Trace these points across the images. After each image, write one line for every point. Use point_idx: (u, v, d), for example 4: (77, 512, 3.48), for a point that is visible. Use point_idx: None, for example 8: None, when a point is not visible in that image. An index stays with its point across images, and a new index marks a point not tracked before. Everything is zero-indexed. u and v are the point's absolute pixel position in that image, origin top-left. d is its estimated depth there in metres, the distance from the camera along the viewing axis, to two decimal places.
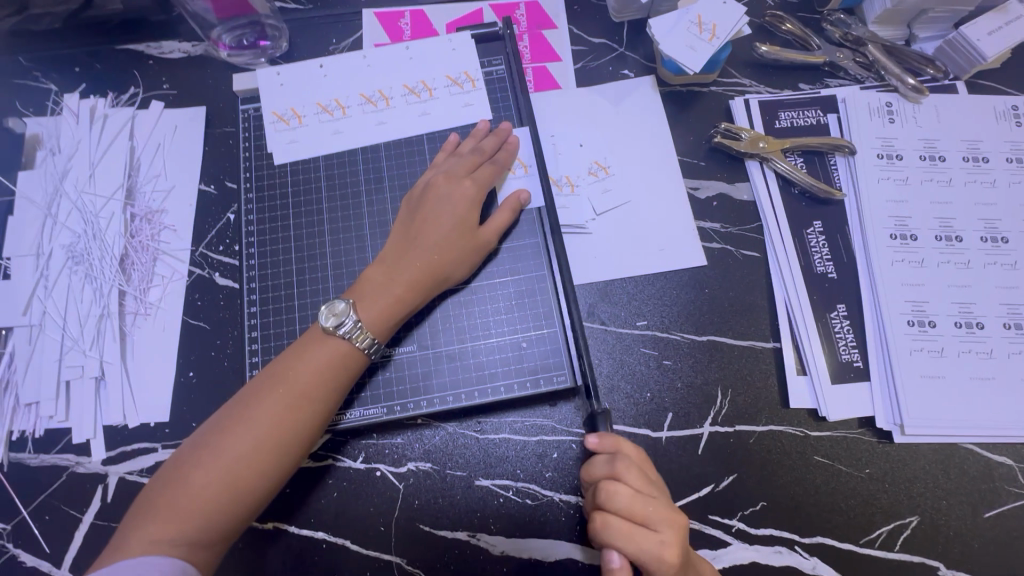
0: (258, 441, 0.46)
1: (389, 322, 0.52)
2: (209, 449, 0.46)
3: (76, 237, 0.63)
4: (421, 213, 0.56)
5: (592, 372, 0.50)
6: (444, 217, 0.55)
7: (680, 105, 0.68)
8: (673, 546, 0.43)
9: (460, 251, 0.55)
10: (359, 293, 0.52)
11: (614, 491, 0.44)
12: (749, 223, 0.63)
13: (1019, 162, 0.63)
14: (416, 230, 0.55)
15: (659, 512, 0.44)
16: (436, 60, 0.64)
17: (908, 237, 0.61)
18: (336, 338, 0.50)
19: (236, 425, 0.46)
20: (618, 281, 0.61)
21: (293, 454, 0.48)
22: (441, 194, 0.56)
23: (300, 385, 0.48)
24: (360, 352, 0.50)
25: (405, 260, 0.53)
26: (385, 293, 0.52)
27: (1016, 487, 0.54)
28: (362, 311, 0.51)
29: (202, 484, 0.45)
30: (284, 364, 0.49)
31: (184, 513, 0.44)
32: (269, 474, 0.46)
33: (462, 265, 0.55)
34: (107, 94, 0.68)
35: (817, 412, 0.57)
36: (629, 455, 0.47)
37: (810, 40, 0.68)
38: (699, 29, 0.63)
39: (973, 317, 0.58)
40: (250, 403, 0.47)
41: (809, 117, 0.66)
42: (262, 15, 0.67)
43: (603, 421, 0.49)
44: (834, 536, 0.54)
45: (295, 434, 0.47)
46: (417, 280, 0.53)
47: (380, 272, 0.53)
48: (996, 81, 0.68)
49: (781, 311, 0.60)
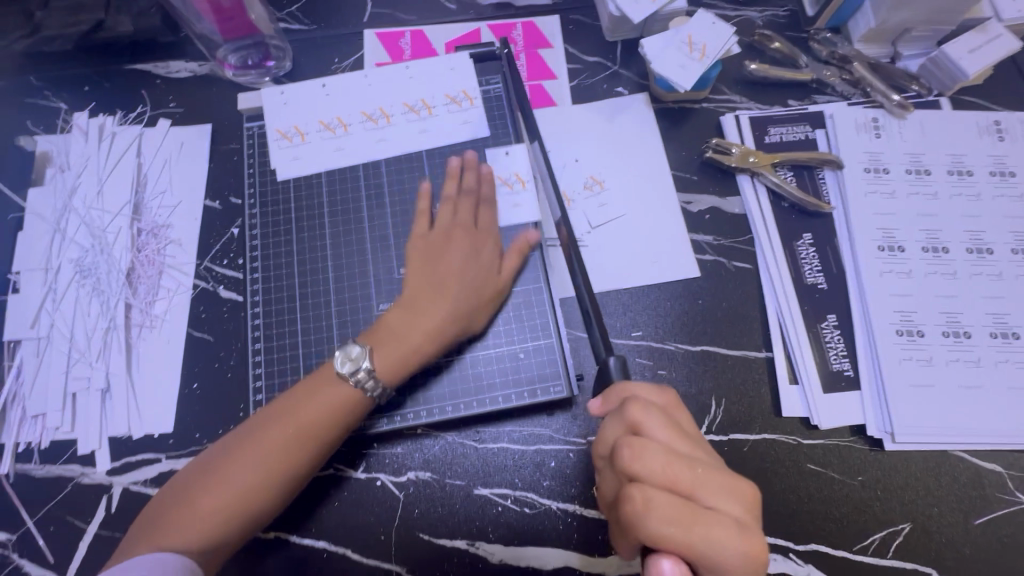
0: (266, 464, 0.48)
1: (404, 369, 0.53)
2: (221, 467, 0.48)
3: (84, 251, 0.64)
4: (434, 264, 0.56)
5: (603, 334, 0.48)
6: (460, 268, 0.56)
7: (672, 121, 0.70)
8: (738, 521, 0.34)
9: (479, 300, 0.56)
10: (376, 342, 0.53)
11: (643, 448, 0.36)
12: (741, 235, 0.65)
13: (1002, 175, 0.65)
14: (433, 280, 0.56)
15: (708, 475, 0.35)
16: (436, 80, 0.66)
17: (896, 249, 0.62)
18: (345, 381, 0.51)
19: (248, 448, 0.48)
20: (613, 292, 0.63)
21: (300, 479, 0.49)
22: (452, 243, 0.57)
23: (311, 416, 0.49)
24: (367, 397, 0.51)
25: (419, 309, 0.54)
26: (402, 341, 0.53)
27: (1006, 494, 0.55)
28: (378, 357, 0.52)
29: (213, 501, 0.47)
30: (298, 395, 0.51)
31: (193, 524, 0.46)
32: (275, 496, 0.48)
33: (479, 313, 0.56)
34: (116, 113, 0.70)
35: (809, 420, 0.58)
36: (646, 401, 0.40)
37: (797, 58, 0.71)
38: (689, 49, 0.65)
39: (961, 326, 0.59)
40: (262, 426, 0.49)
41: (797, 133, 0.68)
42: (267, 36, 0.70)
43: (617, 361, 0.46)
44: (828, 543, 0.54)
45: (302, 462, 0.49)
46: (432, 330, 0.54)
47: (398, 317, 0.54)
48: (979, 97, 0.70)
49: (773, 321, 0.61)
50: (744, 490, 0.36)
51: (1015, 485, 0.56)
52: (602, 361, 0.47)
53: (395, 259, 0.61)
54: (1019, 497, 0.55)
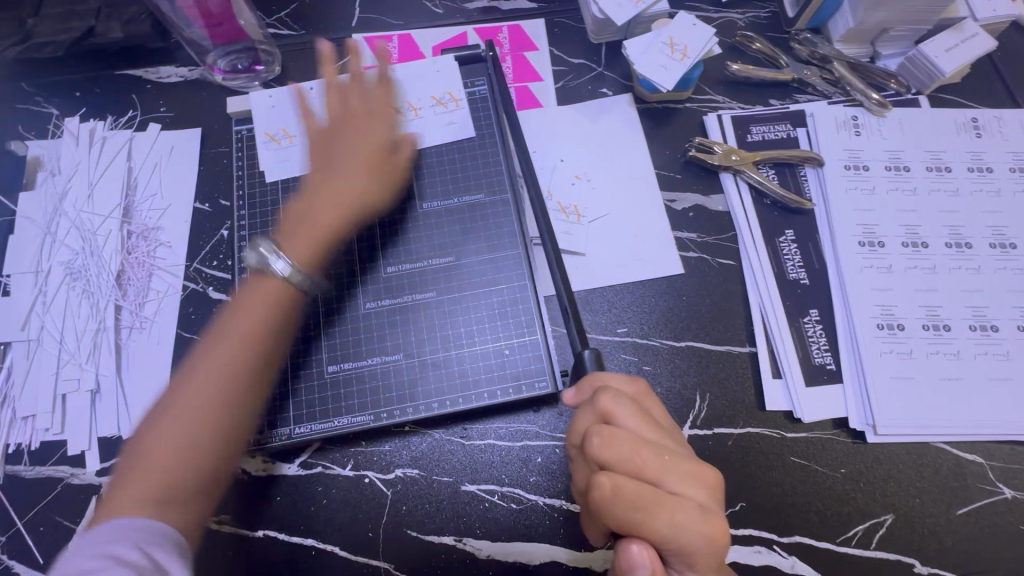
0: (218, 382, 0.47)
1: (316, 250, 0.54)
2: (168, 406, 0.46)
3: (74, 254, 0.65)
4: (331, 143, 0.60)
5: (579, 329, 0.52)
6: (359, 141, 0.60)
7: (656, 121, 0.71)
8: (700, 505, 0.38)
9: (375, 181, 0.59)
10: (290, 231, 0.55)
11: (613, 437, 0.39)
12: (724, 233, 0.66)
13: (980, 171, 0.66)
14: (324, 168, 0.59)
15: (674, 463, 0.38)
16: (421, 82, 0.67)
17: (876, 244, 0.63)
18: (276, 276, 0.51)
19: (195, 376, 0.47)
20: (598, 290, 0.64)
21: (256, 392, 0.49)
22: (357, 123, 0.61)
23: (252, 316, 0.49)
24: (297, 289, 0.52)
25: (335, 181, 0.58)
26: (310, 223, 0.55)
27: (987, 484, 0.56)
28: (288, 245, 0.54)
29: (167, 439, 0.45)
30: (234, 306, 0.50)
31: (154, 471, 0.44)
32: (236, 418, 0.47)
33: (382, 194, 0.60)
34: (106, 117, 0.71)
35: (792, 414, 0.58)
36: (618, 392, 0.42)
37: (778, 58, 0.72)
38: (671, 50, 0.66)
39: (940, 320, 0.60)
40: (205, 353, 0.48)
41: (779, 131, 0.69)
42: (255, 41, 0.71)
43: (591, 356, 0.48)
44: (812, 535, 0.55)
45: (258, 357, 0.49)
46: (341, 208, 0.57)
47: (302, 207, 0.56)
48: (957, 95, 0.71)
49: (756, 317, 0.62)
50: (707, 476, 0.39)
51: (996, 476, 0.56)
52: (577, 355, 0.50)
53: (382, 258, 0.62)
54: (1000, 487, 0.56)
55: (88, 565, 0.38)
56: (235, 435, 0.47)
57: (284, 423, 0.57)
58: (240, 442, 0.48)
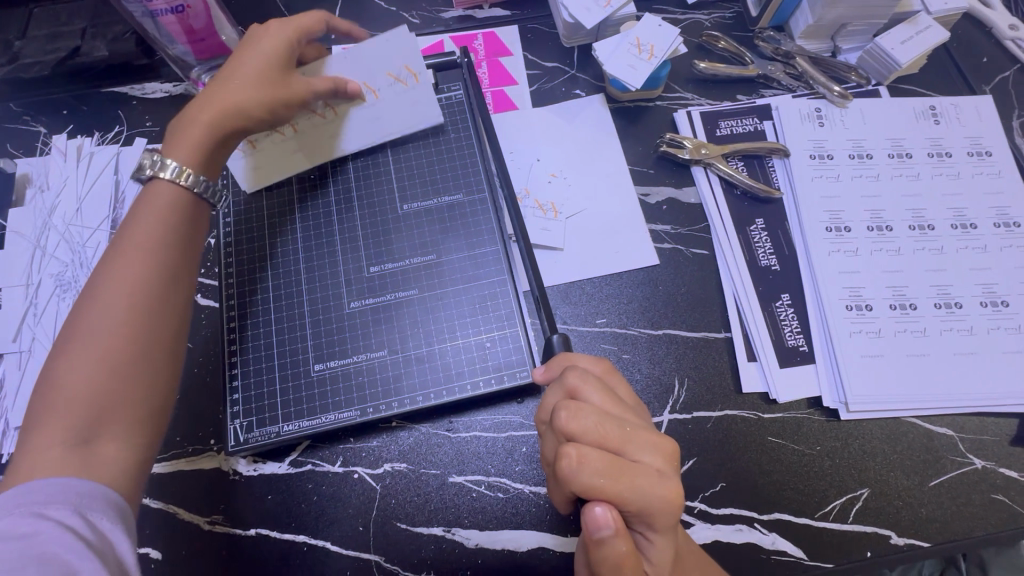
0: (115, 305, 0.47)
1: (195, 150, 0.54)
2: (68, 341, 0.46)
3: (64, 266, 0.66)
4: (229, 65, 0.57)
5: (550, 315, 0.55)
6: (247, 61, 0.57)
7: (628, 119, 0.73)
8: (659, 471, 0.41)
9: (260, 88, 0.56)
10: (175, 136, 0.55)
11: (581, 411, 0.41)
12: (697, 224, 0.68)
13: (940, 156, 0.69)
14: (219, 75, 0.57)
15: (637, 433, 0.41)
16: (373, 57, 0.63)
17: (842, 229, 0.66)
18: (166, 182, 0.53)
19: (90, 304, 0.47)
20: (577, 282, 0.65)
21: (160, 307, 0.48)
22: (247, 44, 0.58)
23: (141, 240, 0.50)
24: (185, 189, 0.53)
25: (215, 93, 0.56)
26: (189, 126, 0.55)
27: (957, 456, 0.58)
28: (169, 148, 0.54)
29: (75, 371, 0.44)
30: (122, 237, 0.50)
31: (69, 405, 0.43)
32: (141, 340, 0.47)
33: (258, 99, 0.56)
34: (93, 134, 0.73)
35: (768, 395, 0.60)
36: (585, 371, 0.45)
37: (743, 55, 0.75)
38: (638, 50, 0.69)
39: (907, 299, 0.62)
40: (97, 283, 0.48)
41: (746, 125, 0.72)
42: None
43: (558, 339, 0.53)
44: (791, 512, 0.56)
45: (149, 279, 0.48)
46: (213, 113, 0.55)
47: (184, 114, 0.56)
48: (915, 85, 0.74)
49: (730, 303, 0.64)
50: (666, 445, 0.42)
51: (966, 447, 0.58)
52: (546, 338, 0.54)
53: (365, 258, 0.63)
54: (970, 458, 0.58)
55: (22, 526, 0.38)
56: (152, 359, 0.47)
57: (274, 424, 0.58)
58: (162, 368, 0.48)
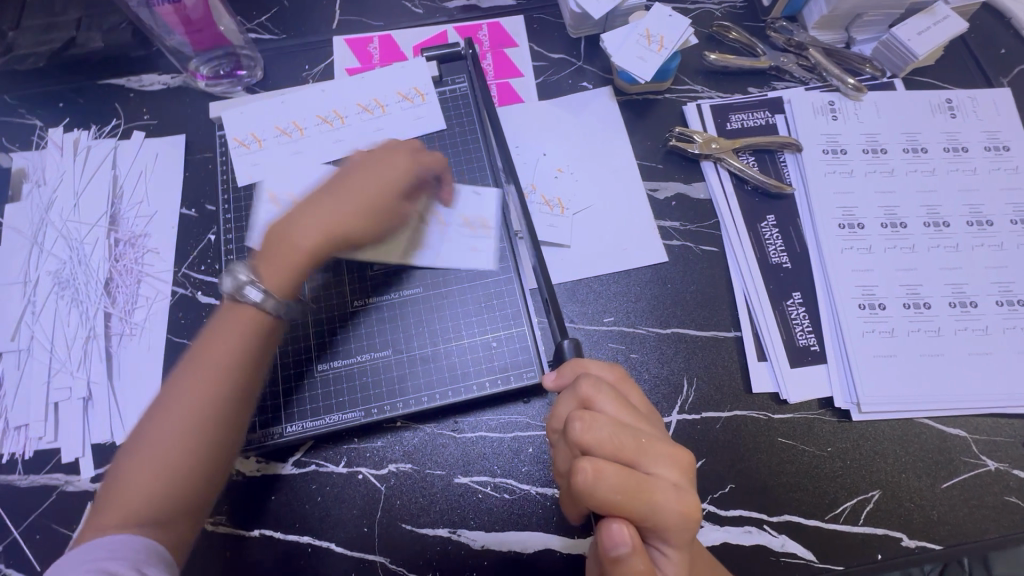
0: (185, 421, 0.46)
1: (291, 278, 0.52)
2: (137, 444, 0.45)
3: (62, 263, 0.65)
4: (341, 177, 0.56)
5: (559, 321, 0.52)
6: (364, 182, 0.55)
7: (636, 113, 0.71)
8: (674, 482, 0.39)
9: (369, 215, 0.55)
10: (268, 252, 0.52)
11: (595, 422, 0.40)
12: (706, 220, 0.66)
13: (956, 151, 0.67)
14: (327, 188, 0.56)
15: (652, 444, 0.40)
16: (386, 82, 0.68)
17: (856, 226, 0.64)
18: (250, 302, 0.50)
19: (163, 412, 0.46)
20: (584, 280, 0.64)
21: (239, 395, 0.48)
22: (370, 166, 0.57)
23: (229, 326, 0.49)
24: (268, 313, 0.50)
25: (322, 209, 0.54)
26: (287, 249, 0.52)
27: (970, 457, 0.57)
28: (264, 272, 0.51)
29: (139, 477, 0.44)
30: (199, 343, 0.49)
31: (140, 481, 0.44)
32: (205, 456, 0.46)
33: (366, 225, 0.55)
34: (90, 127, 0.71)
35: (779, 395, 0.59)
36: (598, 379, 0.44)
37: (755, 47, 0.73)
38: (647, 41, 0.67)
39: (920, 298, 0.61)
40: (170, 389, 0.47)
41: (757, 118, 0.70)
42: (236, 46, 0.71)
43: (570, 344, 0.50)
44: (801, 514, 0.56)
45: (222, 398, 0.47)
46: (319, 238, 0.53)
47: (282, 228, 0.53)
48: (932, 77, 0.72)
49: (740, 302, 0.63)
50: (681, 456, 0.41)
51: (979, 449, 0.57)
52: (558, 344, 0.52)
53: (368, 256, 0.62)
54: (983, 460, 0.57)
55: None
56: (218, 460, 0.47)
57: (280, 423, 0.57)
58: (228, 452, 0.48)
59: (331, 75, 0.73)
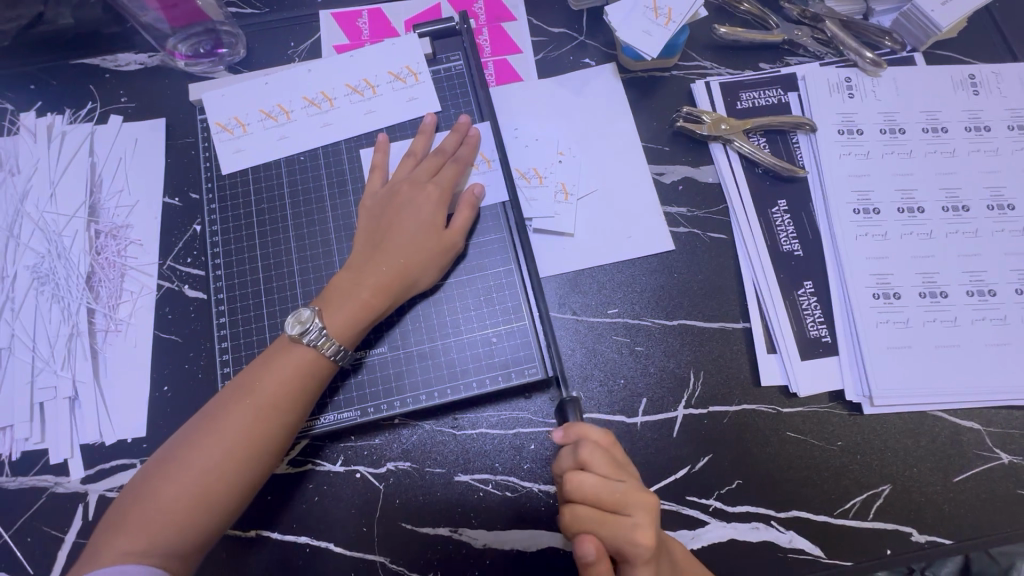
0: (225, 457, 0.47)
1: (358, 327, 0.52)
2: (176, 462, 0.47)
3: (40, 257, 0.62)
4: (386, 221, 0.56)
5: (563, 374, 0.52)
6: (406, 225, 0.55)
7: (642, 91, 0.68)
8: (639, 525, 0.41)
9: (424, 257, 0.55)
10: (326, 300, 0.53)
11: (578, 482, 0.42)
12: (715, 206, 0.63)
13: (977, 130, 0.64)
14: (378, 235, 0.56)
15: (628, 496, 0.42)
16: (376, 60, 0.64)
17: (871, 211, 0.61)
18: (306, 346, 0.50)
19: (204, 441, 0.47)
20: (586, 270, 0.62)
21: (281, 440, 0.49)
22: (404, 202, 0.56)
23: (285, 367, 0.50)
24: (327, 358, 0.51)
25: (385, 256, 0.54)
26: (354, 297, 0.52)
27: (983, 451, 0.56)
28: (328, 316, 0.51)
29: (173, 495, 0.46)
30: (249, 378, 0.50)
31: (173, 501, 0.46)
32: (239, 490, 0.47)
33: (427, 269, 0.55)
34: (64, 111, 0.67)
35: (788, 389, 0.57)
36: (596, 442, 0.44)
37: (768, 18, 0.68)
38: (654, 14, 0.63)
39: (937, 287, 0.59)
40: (217, 418, 0.48)
41: (769, 97, 0.66)
42: (216, 22, 0.66)
43: (574, 411, 0.50)
44: (809, 510, 0.54)
45: (266, 439, 0.48)
46: (382, 285, 0.53)
47: (347, 278, 0.54)
48: (953, 50, 0.68)
49: (749, 291, 0.60)
50: (652, 502, 0.42)
51: (993, 442, 0.56)
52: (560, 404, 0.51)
53: None
54: (996, 453, 0.56)
55: None
56: (244, 497, 0.48)
57: (311, 414, 0.55)
58: (253, 491, 0.49)
59: (319, 53, 0.69)
